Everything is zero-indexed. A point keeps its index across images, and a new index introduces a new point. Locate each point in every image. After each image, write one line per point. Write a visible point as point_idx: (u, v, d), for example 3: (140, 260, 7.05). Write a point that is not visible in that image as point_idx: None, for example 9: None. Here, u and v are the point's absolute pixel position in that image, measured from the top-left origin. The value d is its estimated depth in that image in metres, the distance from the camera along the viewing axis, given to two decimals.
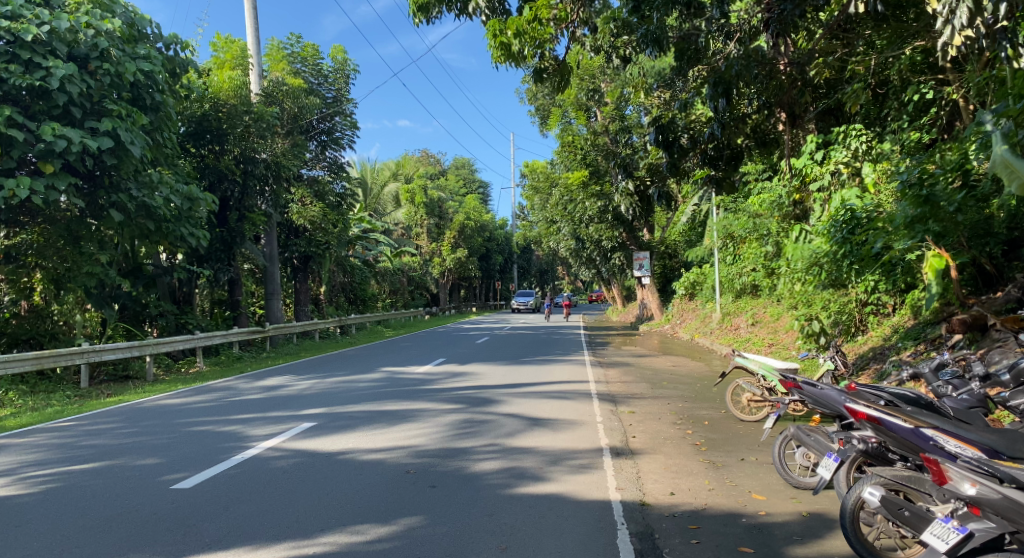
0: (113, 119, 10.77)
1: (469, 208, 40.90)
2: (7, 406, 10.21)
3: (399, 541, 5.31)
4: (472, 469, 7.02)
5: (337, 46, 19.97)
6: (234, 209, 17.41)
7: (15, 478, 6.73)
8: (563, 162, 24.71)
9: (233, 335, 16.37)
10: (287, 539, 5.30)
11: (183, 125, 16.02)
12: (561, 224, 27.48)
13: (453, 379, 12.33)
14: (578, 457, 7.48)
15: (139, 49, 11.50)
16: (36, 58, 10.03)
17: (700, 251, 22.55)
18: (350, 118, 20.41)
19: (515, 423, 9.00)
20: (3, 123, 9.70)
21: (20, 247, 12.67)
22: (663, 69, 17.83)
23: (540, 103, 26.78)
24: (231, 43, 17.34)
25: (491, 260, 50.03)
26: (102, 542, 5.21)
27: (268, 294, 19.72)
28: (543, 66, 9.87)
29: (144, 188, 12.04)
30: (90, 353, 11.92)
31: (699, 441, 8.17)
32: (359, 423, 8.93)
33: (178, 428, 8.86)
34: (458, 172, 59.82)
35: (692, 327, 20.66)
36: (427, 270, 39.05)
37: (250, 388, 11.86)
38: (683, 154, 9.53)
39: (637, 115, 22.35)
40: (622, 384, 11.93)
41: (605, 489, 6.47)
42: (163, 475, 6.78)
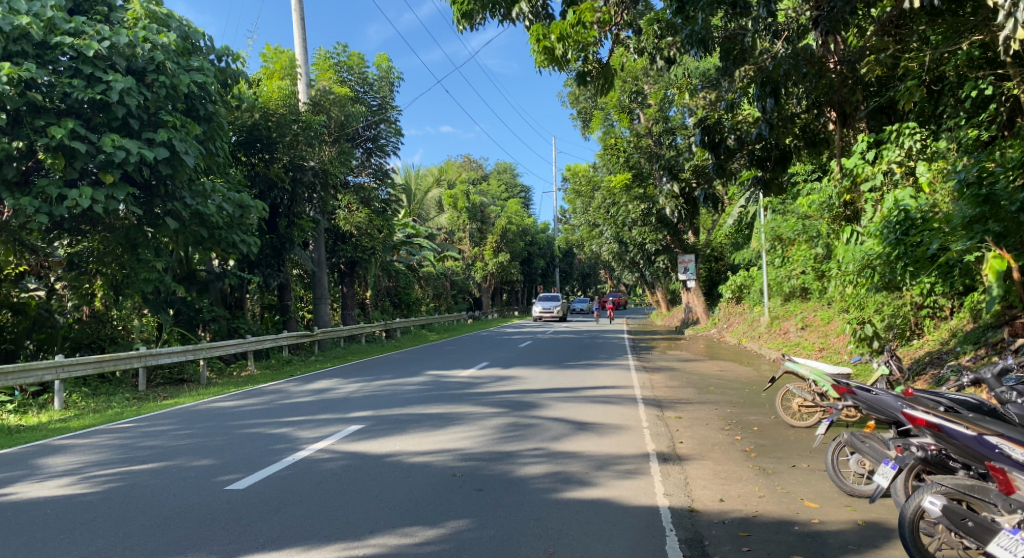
0: (169, 129, 11.13)
1: (511, 212, 40.91)
2: (71, 407, 10.62)
3: (447, 544, 5.35)
4: (519, 473, 7.04)
5: (382, 54, 20.24)
6: (283, 216, 17.80)
7: (79, 478, 6.98)
8: (606, 164, 24.59)
9: (283, 339, 16.70)
10: (339, 539, 5.39)
11: (235, 134, 16.51)
12: (604, 228, 27.28)
13: (498, 382, 12.37)
14: (624, 462, 7.42)
15: (193, 62, 11.86)
16: (97, 73, 10.42)
17: (746, 253, 22.26)
18: (395, 125, 20.62)
19: (561, 427, 8.98)
20: (66, 135, 10.09)
21: (82, 254, 13.12)
22: (708, 69, 17.59)
23: (582, 107, 26.75)
24: (280, 54, 17.98)
25: (533, 264, 49.89)
26: (161, 540, 5.37)
27: (315, 299, 20.04)
28: (586, 70, 9.85)
29: (197, 197, 12.42)
30: (148, 357, 12.30)
31: (749, 447, 8.04)
32: (407, 426, 9.03)
33: (231, 429, 9.11)
34: (500, 176, 60.13)
35: (740, 331, 20.22)
36: (469, 274, 39.20)
37: (299, 391, 12.05)
38: (729, 155, 9.46)
39: (682, 117, 22.24)
40: (668, 389, 11.80)
41: (653, 495, 6.42)
42: (218, 475, 6.96)
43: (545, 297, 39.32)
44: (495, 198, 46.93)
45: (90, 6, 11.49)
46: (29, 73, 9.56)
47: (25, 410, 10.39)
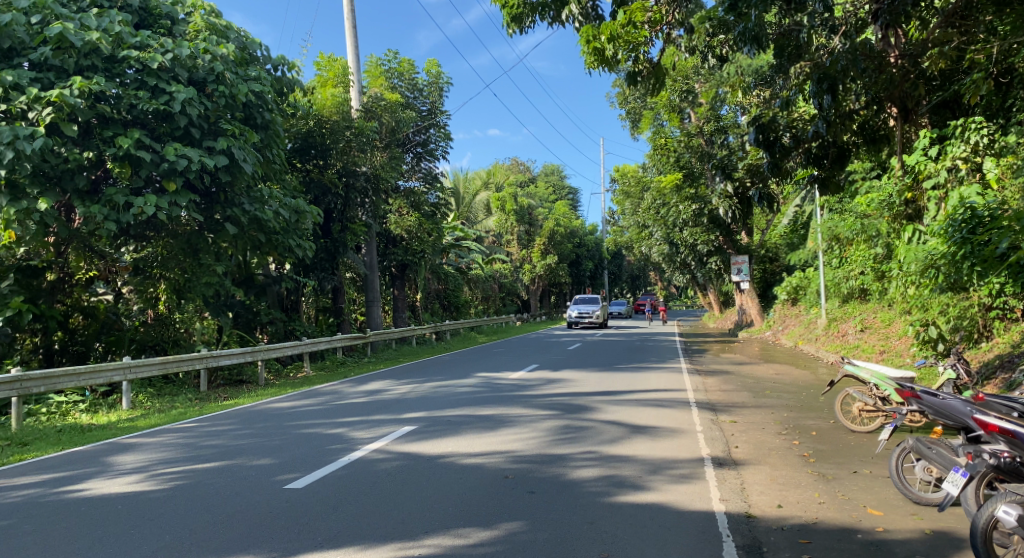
0: (228, 138, 11.47)
1: (558, 214, 40.75)
2: (138, 407, 11.03)
3: (501, 545, 5.37)
4: (571, 476, 7.02)
5: (432, 60, 20.44)
6: (337, 221, 18.12)
7: (147, 475, 7.26)
8: (656, 165, 24.35)
9: (337, 340, 17.01)
10: (394, 539, 5.46)
11: (291, 142, 16.94)
12: (653, 228, 26.88)
13: (549, 385, 12.36)
14: (678, 467, 7.33)
15: (250, 72, 12.24)
16: (161, 85, 10.83)
17: (803, 254, 21.80)
18: (444, 130, 20.86)
19: (614, 430, 8.93)
20: (133, 145, 10.48)
21: (147, 259, 13.62)
22: (761, 66, 17.25)
23: (631, 107, 26.57)
24: (334, 62, 18.35)
25: (581, 266, 49.68)
26: (224, 536, 5.53)
27: (368, 302, 20.34)
28: (636, 70, 9.76)
29: (256, 203, 12.74)
30: (209, 358, 12.70)
31: (807, 452, 7.85)
32: (459, 427, 9.10)
33: (290, 429, 9.33)
34: (548, 179, 60.10)
35: (796, 334, 19.66)
36: (517, 276, 39.32)
37: (354, 392, 12.30)
38: (785, 153, 9.23)
39: (734, 115, 21.93)
40: (723, 393, 11.62)
41: (709, 500, 6.33)
42: (277, 475, 7.13)
43: (585, 300, 34.20)
44: (542, 200, 46.92)
45: (155, 21, 12.01)
46: (98, 86, 9.96)
47: (96, 409, 10.84)
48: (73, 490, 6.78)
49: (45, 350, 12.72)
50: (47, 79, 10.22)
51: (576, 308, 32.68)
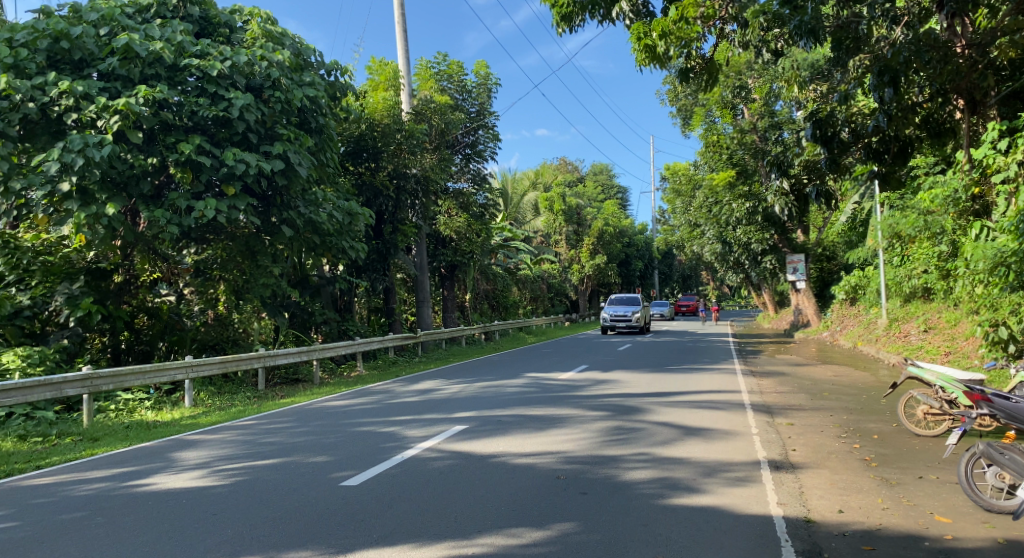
0: (284, 142, 11.76)
1: (608, 214, 40.65)
2: (200, 405, 11.38)
3: (555, 546, 5.36)
4: (624, 477, 6.95)
5: (481, 62, 20.55)
6: (388, 222, 18.35)
7: (210, 471, 7.48)
8: (708, 163, 24.00)
9: (389, 340, 17.27)
10: (448, 538, 5.50)
11: (343, 145, 17.30)
12: (706, 227, 26.34)
13: (599, 386, 12.25)
14: (734, 469, 7.19)
15: (304, 77, 12.49)
16: (220, 91, 11.17)
17: (863, 252, 21.19)
18: (492, 130, 20.94)
19: (667, 431, 8.82)
20: (194, 151, 10.82)
21: (208, 261, 13.84)
22: (818, 60, 16.80)
23: (682, 104, 26.21)
24: (385, 66, 18.67)
25: (631, 266, 49.34)
26: (284, 531, 5.67)
27: (418, 302, 20.62)
28: (689, 66, 9.63)
29: (310, 206, 13.05)
30: (266, 357, 13.02)
31: (869, 456, 7.62)
32: (510, 427, 9.12)
33: (344, 428, 9.50)
34: (596, 178, 59.80)
35: (855, 335, 19.10)
36: (565, 277, 39.18)
37: (405, 391, 12.43)
38: (843, 149, 9.09)
39: (788, 111, 21.43)
40: (778, 395, 11.34)
41: (766, 504, 6.20)
42: (333, 472, 7.27)
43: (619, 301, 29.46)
44: (591, 200, 46.66)
45: (214, 29, 12.43)
46: (162, 94, 10.35)
47: (160, 406, 11.23)
48: (140, 484, 7.03)
49: (113, 349, 13.28)
50: (114, 89, 10.64)
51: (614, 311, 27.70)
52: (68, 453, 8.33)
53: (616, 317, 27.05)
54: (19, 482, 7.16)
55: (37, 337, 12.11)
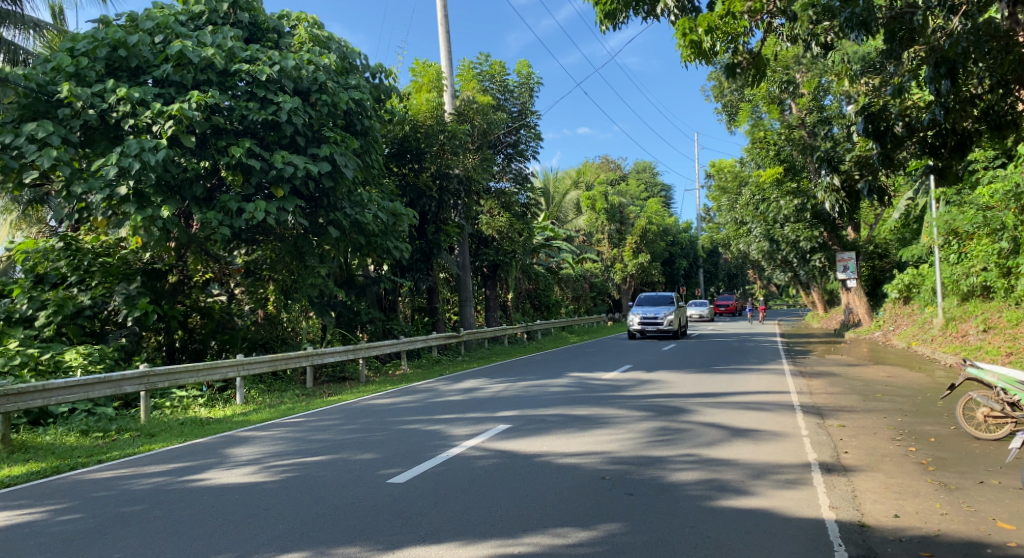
0: (331, 145, 11.96)
1: (651, 212, 40.54)
2: (251, 402, 11.65)
3: (601, 546, 5.34)
4: (670, 479, 6.88)
5: (523, 61, 20.55)
6: (431, 222, 18.58)
7: (261, 467, 7.66)
8: (754, 159, 23.63)
9: (433, 339, 17.43)
10: (494, 537, 5.52)
11: (387, 147, 17.54)
12: (753, 225, 25.92)
13: (643, 386, 12.13)
14: (783, 472, 7.05)
15: (350, 80, 12.72)
16: (269, 96, 11.39)
17: (917, 249, 20.58)
18: (534, 130, 20.92)
19: (714, 433, 8.69)
20: (244, 154, 11.08)
21: (258, 262, 14.19)
22: (871, 52, 16.34)
23: (728, 100, 25.85)
24: (428, 68, 18.79)
25: (675, 265, 48.89)
26: (334, 526, 5.77)
27: (460, 302, 20.73)
28: (736, 61, 9.47)
29: (356, 207, 13.21)
30: (314, 356, 13.25)
31: (926, 459, 7.39)
32: (554, 427, 9.11)
33: (389, 425, 9.62)
34: (639, 176, 59.33)
35: (909, 334, 18.54)
36: (608, 276, 38.97)
37: (449, 390, 12.51)
38: (898, 143, 8.76)
39: (839, 105, 20.93)
40: (828, 396, 11.08)
41: (818, 507, 6.07)
42: (380, 469, 7.37)
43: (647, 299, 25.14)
44: (634, 199, 46.30)
45: (263, 34, 12.69)
46: (213, 99, 10.63)
47: (213, 403, 11.54)
48: (196, 479, 7.24)
49: (168, 347, 13.59)
50: (168, 94, 10.98)
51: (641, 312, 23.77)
52: (126, 449, 8.61)
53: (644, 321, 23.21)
54: (82, 475, 7.43)
55: (97, 335, 12.59)
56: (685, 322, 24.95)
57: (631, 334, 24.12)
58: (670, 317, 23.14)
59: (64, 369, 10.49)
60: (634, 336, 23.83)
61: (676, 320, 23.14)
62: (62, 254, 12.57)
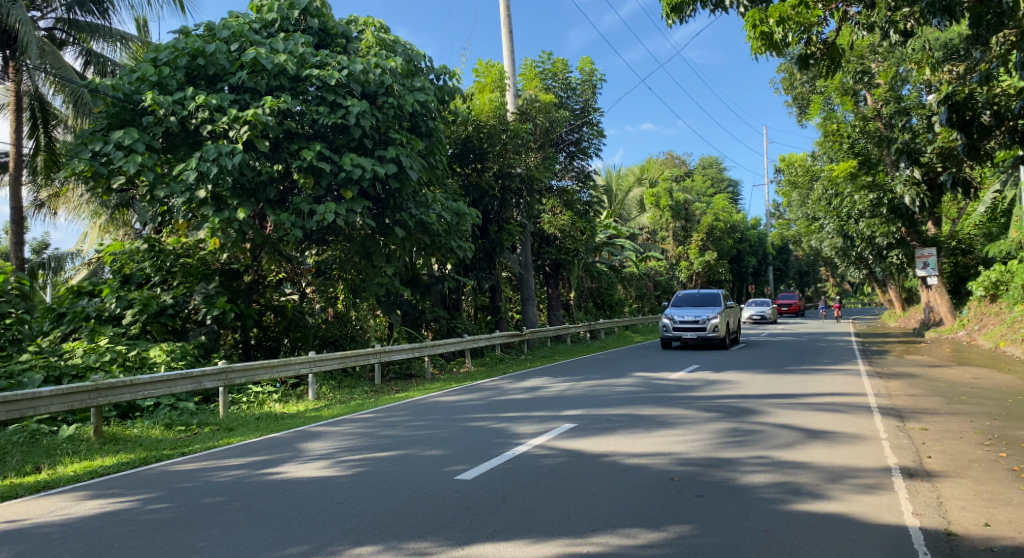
0: (397, 146, 12.20)
1: (717, 208, 40.01)
2: (323, 398, 11.96)
3: (671, 548, 5.26)
4: (742, 481, 6.72)
5: (586, 58, 20.41)
6: (494, 221, 18.77)
7: (334, 462, 7.85)
8: (827, 153, 22.91)
9: (497, 337, 17.56)
10: (563, 536, 5.50)
11: (451, 147, 17.74)
12: (825, 221, 25.57)
13: (711, 386, 11.89)
14: (862, 476, 6.80)
15: (415, 82, 12.86)
16: (338, 99, 11.65)
17: (1005, 245, 19.50)
18: (597, 127, 20.75)
19: (788, 435, 8.44)
20: (315, 157, 11.39)
21: (327, 262, 14.65)
22: (954, 38, 15.53)
23: (798, 92, 25.14)
24: (491, 68, 19.11)
25: (744, 262, 48.04)
26: (404, 521, 5.87)
27: (523, 300, 20.78)
28: (809, 52, 9.16)
29: (421, 208, 13.36)
30: (382, 353, 13.51)
31: (1017, 466, 7.00)
32: (620, 427, 9.03)
33: (456, 422, 9.72)
34: (705, 172, 58.27)
35: (997, 334, 17.56)
36: (673, 274, 38.53)
37: (513, 388, 12.56)
38: (985, 134, 8.44)
39: (919, 94, 20.07)
40: (909, 398, 10.60)
41: (901, 513, 5.82)
42: (448, 466, 7.45)
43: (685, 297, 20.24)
44: (700, 195, 45.38)
45: (332, 40, 13.00)
46: (286, 104, 10.96)
47: (287, 399, 11.90)
48: (272, 472, 7.49)
49: (244, 345, 14.13)
50: (243, 100, 11.36)
51: (677, 313, 18.80)
52: (207, 442, 8.98)
53: (681, 323, 18.36)
54: (168, 466, 7.79)
55: (179, 332, 13.05)
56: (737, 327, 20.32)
57: (666, 341, 19.33)
58: (714, 320, 18.27)
59: (149, 365, 10.99)
60: (669, 344, 19.01)
61: (723, 324, 18.34)
62: (147, 256, 13.29)
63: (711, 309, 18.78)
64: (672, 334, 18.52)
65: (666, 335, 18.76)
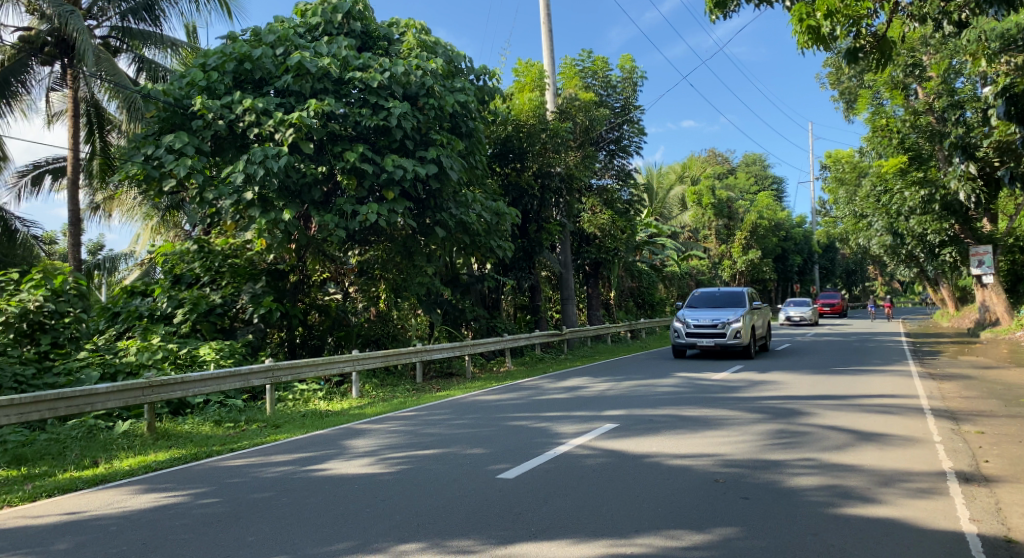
0: (438, 147, 12.31)
1: (761, 206, 39.36)
2: (366, 395, 12.11)
3: (717, 550, 5.19)
4: (789, 483, 6.60)
5: (626, 55, 20.28)
6: (533, 221, 18.75)
7: (377, 459, 7.95)
8: (875, 149, 22.44)
9: (537, 337, 17.57)
10: (606, 536, 5.47)
11: (491, 147, 17.80)
12: (873, 218, 24.95)
13: (756, 387, 11.68)
14: (914, 480, 6.61)
15: (456, 83, 12.93)
16: (380, 101, 11.79)
17: None
18: (638, 125, 20.59)
19: (837, 437, 8.24)
20: (357, 159, 11.54)
21: (370, 262, 14.59)
22: (1011, 28, 15.03)
23: (845, 86, 24.61)
24: (530, 67, 18.81)
25: (789, 261, 47.18)
26: (447, 519, 5.90)
27: (563, 300, 20.71)
28: (858, 45, 9.05)
29: (461, 207, 13.44)
30: (423, 352, 13.60)
31: None
32: (663, 427, 8.94)
33: (497, 422, 9.73)
34: (748, 169, 57.35)
35: None
36: (715, 272, 38.03)
37: (554, 388, 12.52)
38: None
39: (973, 87, 19.45)
40: (964, 400, 10.28)
41: (956, 519, 5.65)
42: (490, 464, 7.48)
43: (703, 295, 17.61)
44: (743, 193, 44.58)
45: (375, 43, 13.13)
46: (330, 106, 11.13)
47: (332, 397, 12.07)
48: (318, 469, 7.61)
49: (289, 343, 14.41)
50: (289, 103, 11.59)
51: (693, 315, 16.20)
52: (255, 438, 9.16)
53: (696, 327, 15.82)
54: (217, 462, 7.98)
55: (227, 332, 13.33)
56: (764, 332, 17.75)
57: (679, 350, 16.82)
58: (735, 324, 15.75)
59: (199, 363, 11.26)
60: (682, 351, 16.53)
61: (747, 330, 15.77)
62: (197, 256, 13.68)
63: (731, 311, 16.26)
64: (685, 342, 16.02)
65: (679, 342, 16.27)
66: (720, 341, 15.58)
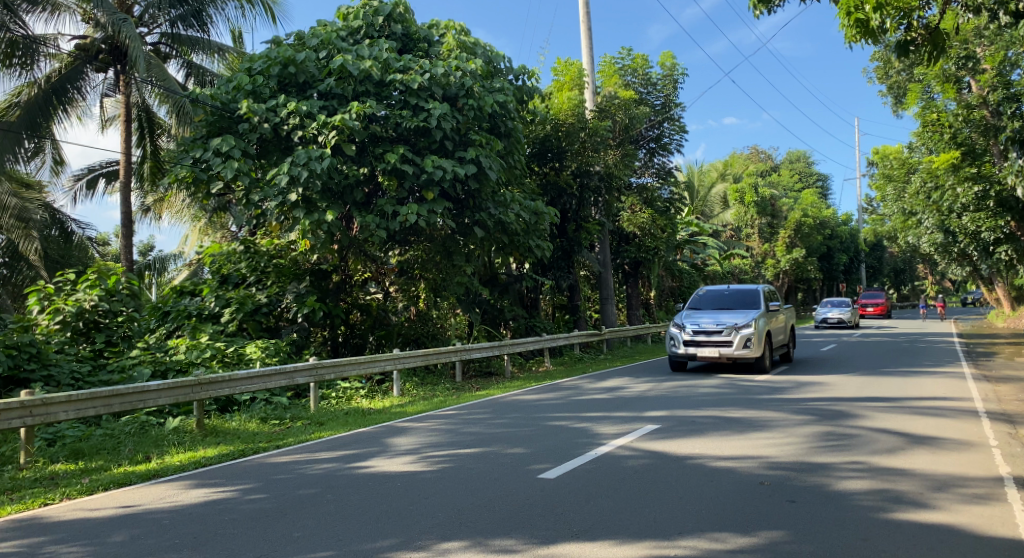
0: (477, 147, 12.34)
1: (805, 204, 38.60)
2: (407, 394, 12.23)
3: (763, 554, 5.10)
4: (837, 487, 6.45)
5: (666, 53, 20.08)
6: (572, 221, 18.66)
7: (419, 457, 8.01)
8: (926, 144, 22.00)
9: (576, 337, 17.51)
10: (650, 537, 5.43)
11: (529, 147, 17.80)
12: (924, 216, 24.23)
13: (801, 389, 11.44)
14: (970, 485, 6.40)
15: (495, 83, 12.97)
16: (420, 102, 11.90)
17: None
18: (678, 122, 20.36)
19: (887, 440, 8.03)
20: (398, 160, 11.66)
21: (409, 262, 14.77)
22: None
23: (894, 80, 23.96)
24: (569, 67, 19.04)
25: (834, 259, 46.14)
26: (488, 518, 5.92)
27: (602, 299, 20.60)
28: (908, 37, 8.80)
29: (500, 207, 13.48)
30: (462, 351, 13.68)
31: None
32: (707, 429, 8.81)
33: (538, 421, 9.72)
34: (792, 166, 56.28)
35: None
36: (758, 272, 37.40)
37: (593, 388, 12.45)
38: None
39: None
40: (1021, 403, 9.90)
41: (1015, 526, 5.45)
42: (531, 464, 7.48)
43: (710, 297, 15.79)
44: (787, 190, 43.68)
45: (415, 45, 13.19)
46: (371, 108, 11.25)
47: (373, 395, 12.22)
48: (361, 466, 7.71)
49: (332, 342, 14.67)
50: (332, 106, 11.75)
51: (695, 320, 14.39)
52: (300, 436, 9.32)
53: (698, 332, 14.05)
54: (264, 458, 8.14)
55: (272, 330, 13.68)
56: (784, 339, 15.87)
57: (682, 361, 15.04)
58: (744, 329, 13.91)
59: (245, 361, 11.49)
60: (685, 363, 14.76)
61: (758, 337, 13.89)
62: (243, 257, 14.04)
63: (740, 314, 14.43)
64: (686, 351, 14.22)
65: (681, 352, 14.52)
66: (726, 351, 13.77)
